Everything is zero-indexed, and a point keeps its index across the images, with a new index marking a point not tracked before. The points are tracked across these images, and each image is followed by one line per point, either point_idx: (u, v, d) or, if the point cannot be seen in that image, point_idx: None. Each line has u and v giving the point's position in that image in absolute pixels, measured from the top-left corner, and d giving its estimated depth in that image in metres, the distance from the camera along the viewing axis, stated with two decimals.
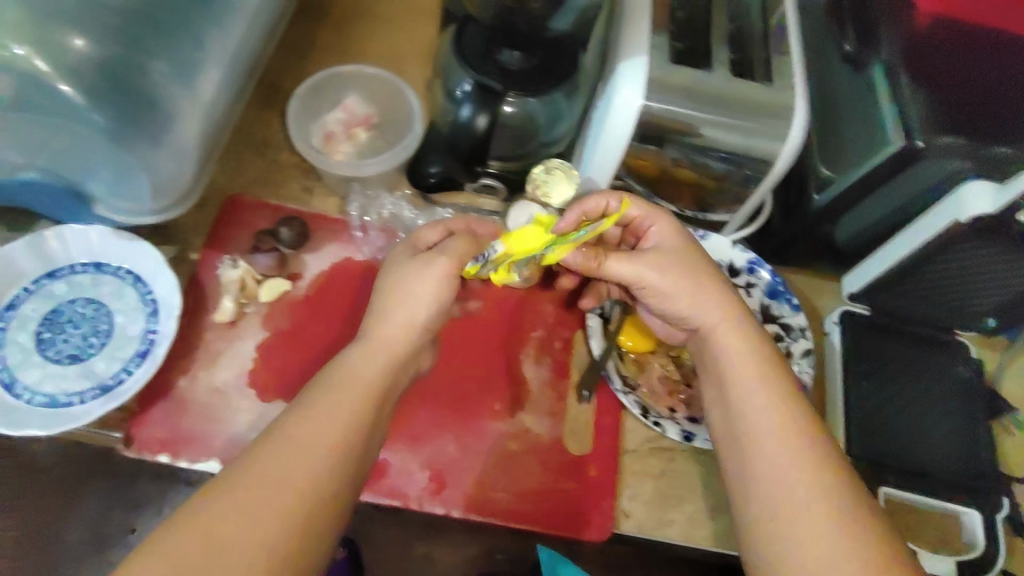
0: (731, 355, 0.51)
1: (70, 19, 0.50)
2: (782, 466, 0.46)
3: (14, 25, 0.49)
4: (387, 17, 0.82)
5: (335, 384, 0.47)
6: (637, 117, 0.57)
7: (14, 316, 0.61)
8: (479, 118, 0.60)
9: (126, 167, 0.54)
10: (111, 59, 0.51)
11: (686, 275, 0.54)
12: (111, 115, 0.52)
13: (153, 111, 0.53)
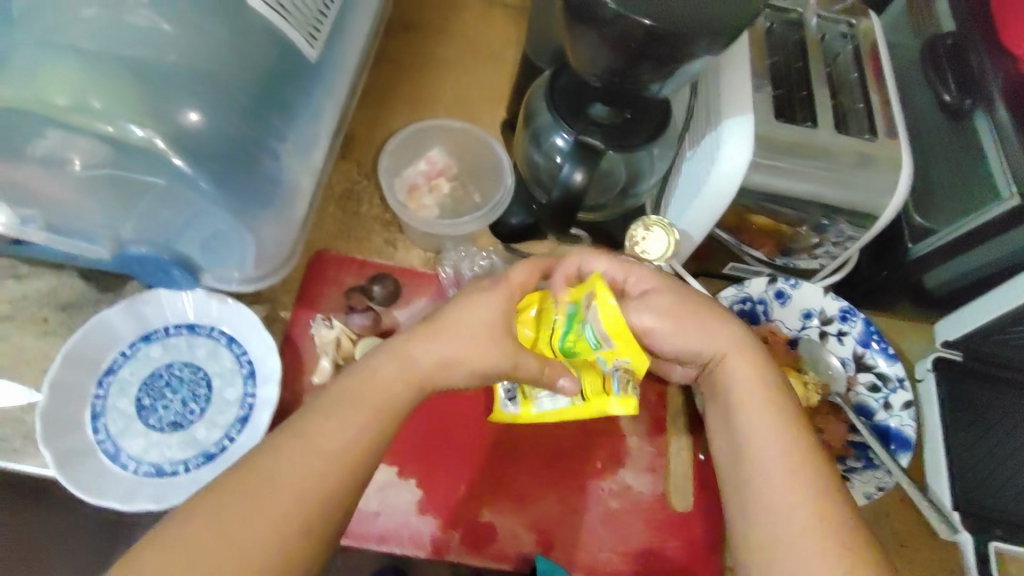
0: (740, 384, 0.49)
1: (183, 97, 0.50)
2: (778, 495, 0.44)
3: (127, 102, 0.49)
4: (455, 64, 0.85)
5: (349, 391, 0.45)
6: (744, 175, 0.57)
7: (113, 382, 0.60)
8: (577, 173, 0.61)
9: (235, 233, 0.55)
10: (223, 135, 0.52)
11: (689, 308, 0.51)
12: (225, 188, 0.52)
13: (258, 181, 0.54)
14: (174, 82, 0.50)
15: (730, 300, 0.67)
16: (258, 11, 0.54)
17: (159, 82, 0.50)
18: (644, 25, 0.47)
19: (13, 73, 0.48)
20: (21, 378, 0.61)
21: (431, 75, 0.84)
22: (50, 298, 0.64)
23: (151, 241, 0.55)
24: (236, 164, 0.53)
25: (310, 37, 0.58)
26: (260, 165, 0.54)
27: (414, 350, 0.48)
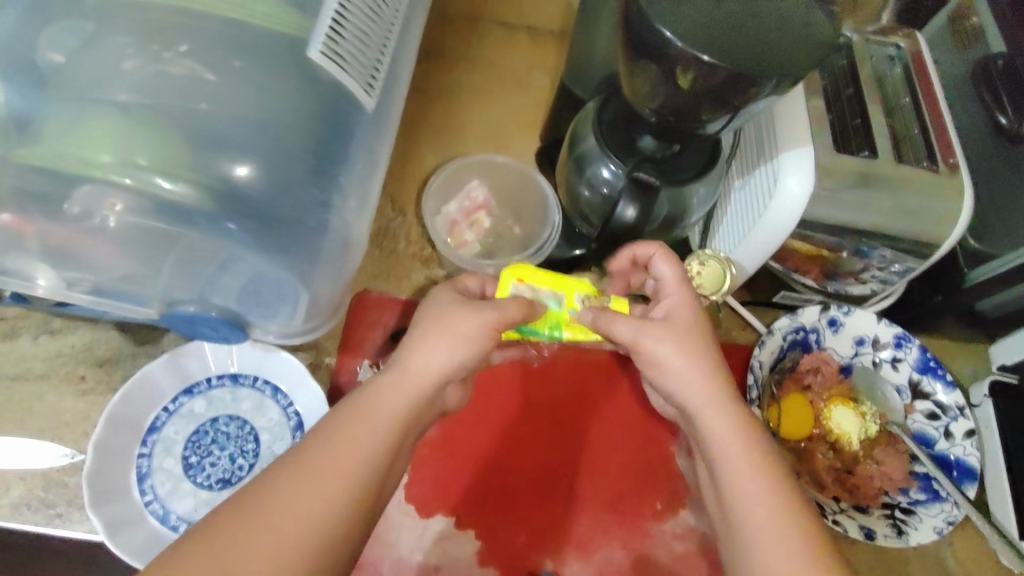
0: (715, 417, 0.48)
1: (231, 152, 0.48)
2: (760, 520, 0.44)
3: (174, 160, 0.47)
4: (486, 91, 0.84)
5: (357, 417, 0.45)
6: (802, 209, 0.56)
7: (158, 440, 0.58)
8: (628, 208, 0.59)
9: (285, 288, 0.53)
10: (273, 189, 0.49)
11: (684, 338, 0.51)
12: (274, 243, 0.50)
13: (313, 238, 0.52)
14: (224, 134, 0.49)
15: (783, 331, 0.65)
16: (318, 62, 0.52)
17: (206, 136, 0.48)
18: (706, 61, 0.47)
19: (56, 135, 0.47)
20: (61, 440, 0.59)
21: (459, 101, 0.83)
22: (86, 353, 0.62)
23: (200, 298, 0.52)
24: (291, 224, 0.50)
25: (367, 86, 0.56)
26: (316, 222, 0.52)
27: (419, 375, 0.47)
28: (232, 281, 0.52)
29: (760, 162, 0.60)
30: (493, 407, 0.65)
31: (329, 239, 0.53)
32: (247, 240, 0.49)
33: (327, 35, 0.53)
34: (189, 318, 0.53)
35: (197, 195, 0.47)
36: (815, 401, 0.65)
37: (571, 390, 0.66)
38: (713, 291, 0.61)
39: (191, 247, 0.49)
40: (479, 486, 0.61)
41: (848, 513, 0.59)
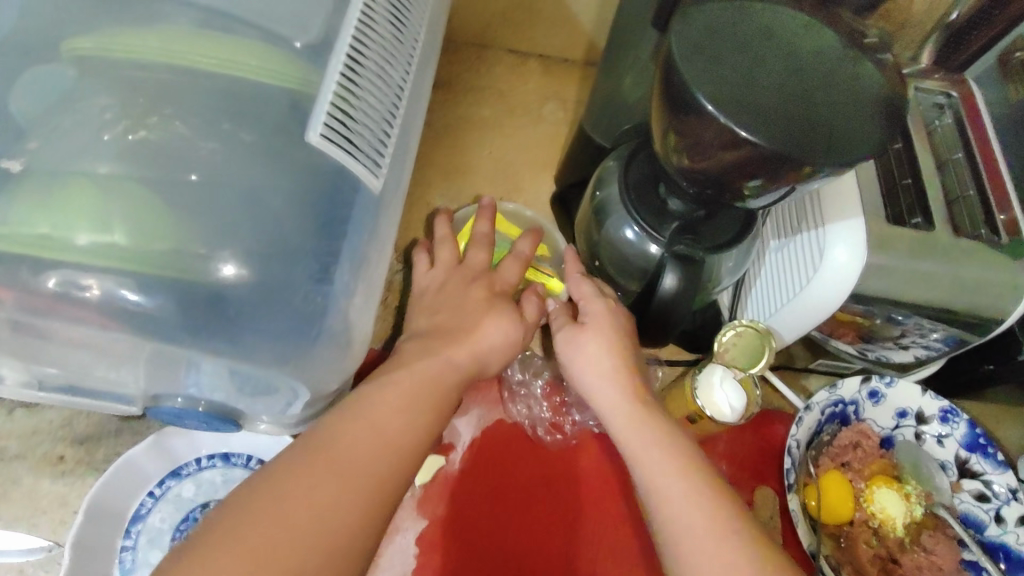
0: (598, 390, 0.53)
1: (224, 230, 0.44)
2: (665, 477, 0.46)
3: (154, 238, 0.42)
4: (498, 125, 0.78)
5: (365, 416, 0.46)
6: (855, 281, 0.52)
7: (142, 531, 0.54)
8: (668, 278, 0.54)
9: (281, 381, 0.47)
10: (271, 266, 0.44)
11: (600, 334, 0.54)
12: (266, 329, 0.45)
13: (319, 331, 0.47)
14: (213, 207, 0.44)
15: (821, 406, 0.60)
16: (319, 146, 0.46)
17: (195, 212, 0.43)
18: (743, 135, 0.42)
19: (20, 214, 0.41)
20: (37, 530, 0.54)
21: (469, 137, 0.77)
22: (65, 431, 0.57)
23: (184, 393, 0.48)
24: (300, 321, 0.46)
25: (378, 157, 0.50)
26: (317, 306, 0.46)
27: (417, 381, 0.49)
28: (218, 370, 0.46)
29: (798, 228, 0.56)
30: (507, 462, 0.61)
31: (332, 325, 0.47)
32: (241, 333, 0.44)
33: (331, 112, 0.47)
34: (180, 415, 0.49)
35: (189, 280, 0.42)
36: (854, 479, 0.60)
37: (587, 460, 0.62)
38: (755, 368, 0.55)
39: (167, 334, 0.43)
40: (487, 535, 0.58)
41: None
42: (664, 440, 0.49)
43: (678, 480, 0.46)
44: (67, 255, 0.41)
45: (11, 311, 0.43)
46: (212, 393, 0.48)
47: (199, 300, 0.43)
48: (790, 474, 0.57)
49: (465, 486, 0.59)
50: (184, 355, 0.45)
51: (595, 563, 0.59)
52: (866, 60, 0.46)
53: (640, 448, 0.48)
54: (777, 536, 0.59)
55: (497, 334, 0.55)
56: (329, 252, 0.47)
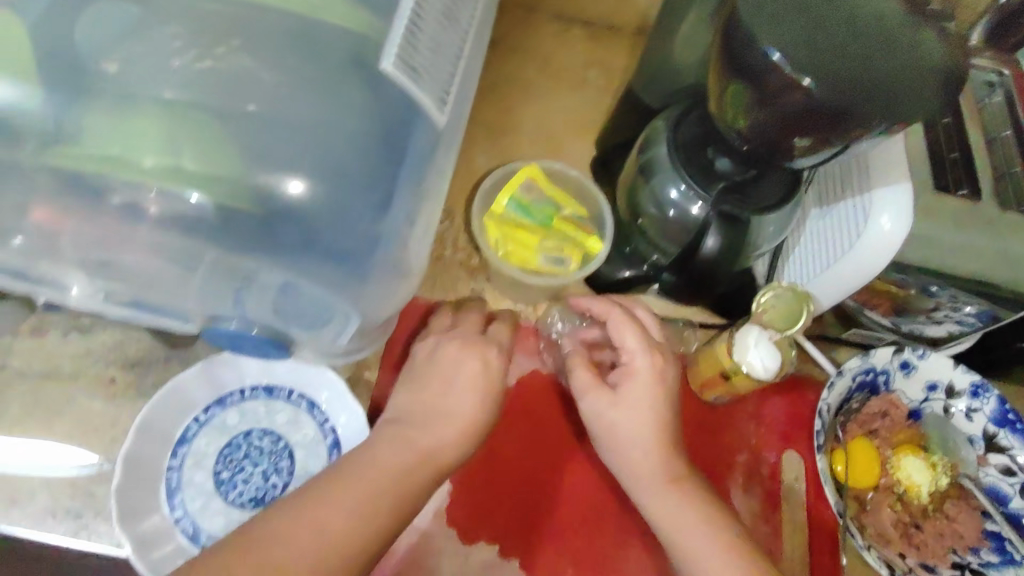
0: (628, 429, 0.52)
1: (291, 155, 0.44)
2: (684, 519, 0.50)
3: (225, 156, 0.43)
4: (543, 87, 0.79)
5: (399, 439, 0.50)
6: (896, 250, 0.52)
7: (188, 453, 0.56)
8: (709, 238, 0.55)
9: (336, 305, 0.49)
10: (333, 195, 0.45)
11: (642, 388, 0.52)
12: (326, 253, 0.46)
13: (373, 264, 0.48)
14: (277, 133, 0.45)
15: (853, 372, 0.60)
16: (391, 75, 0.47)
17: (262, 139, 0.44)
18: (807, 88, 0.43)
19: (92, 131, 0.42)
20: (88, 446, 0.56)
21: (512, 98, 0.78)
22: (116, 354, 0.59)
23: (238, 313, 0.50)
24: (354, 253, 0.47)
25: (444, 96, 0.50)
26: (372, 241, 0.47)
27: (451, 404, 0.52)
28: (271, 287, 0.47)
29: (841, 195, 0.56)
30: (541, 411, 0.62)
31: (383, 262, 0.49)
32: (300, 258, 0.46)
33: (403, 41, 0.47)
34: (234, 336, 0.50)
35: (252, 205, 0.44)
36: (881, 447, 0.61)
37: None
38: (791, 326, 0.55)
39: (227, 241, 0.45)
40: (520, 479, 0.59)
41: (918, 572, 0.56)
42: (694, 501, 0.51)
43: (696, 524, 0.50)
44: (139, 175, 0.42)
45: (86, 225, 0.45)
46: (260, 316, 0.50)
47: (263, 220, 0.44)
48: (819, 436, 0.58)
49: (500, 430, 0.60)
50: (242, 270, 0.46)
51: (624, 511, 0.59)
52: (933, 28, 0.46)
53: (680, 518, 0.50)
54: (802, 498, 0.60)
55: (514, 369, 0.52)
56: (385, 190, 0.48)
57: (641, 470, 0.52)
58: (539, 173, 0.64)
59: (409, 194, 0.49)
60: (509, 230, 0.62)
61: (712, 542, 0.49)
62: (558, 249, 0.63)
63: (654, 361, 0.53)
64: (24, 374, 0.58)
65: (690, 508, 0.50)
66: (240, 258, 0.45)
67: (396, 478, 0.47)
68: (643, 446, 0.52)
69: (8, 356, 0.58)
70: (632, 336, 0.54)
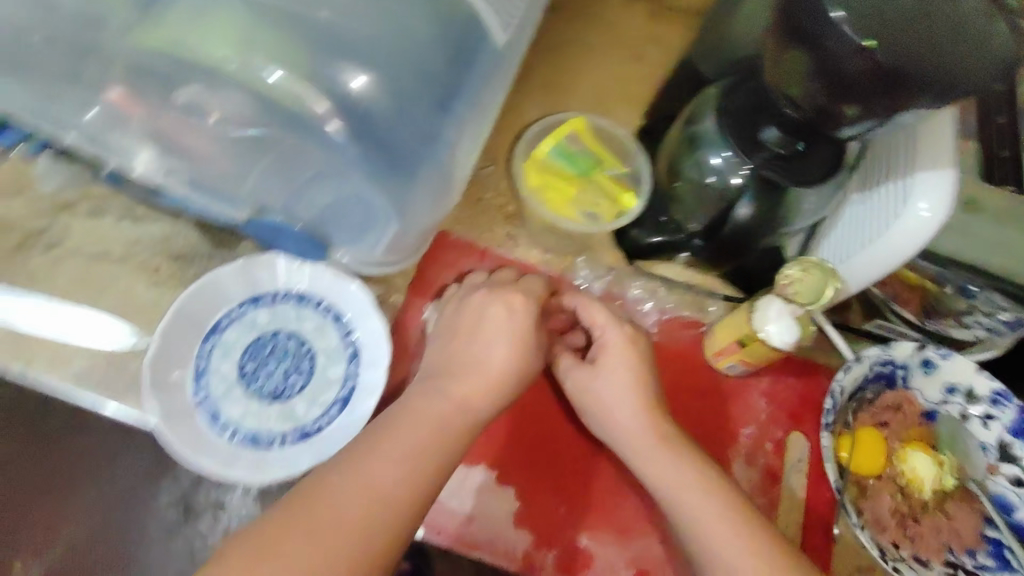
0: (617, 401, 0.54)
1: (356, 56, 0.46)
2: (692, 491, 0.49)
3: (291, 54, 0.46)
4: (601, 53, 0.80)
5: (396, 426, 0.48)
6: (930, 237, 0.52)
7: (218, 342, 0.58)
8: (742, 207, 0.59)
9: (381, 206, 0.52)
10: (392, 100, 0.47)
11: (623, 360, 0.54)
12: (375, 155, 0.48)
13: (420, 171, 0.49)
14: (346, 35, 0.46)
15: (871, 360, 0.60)
16: None
17: (324, 39, 0.46)
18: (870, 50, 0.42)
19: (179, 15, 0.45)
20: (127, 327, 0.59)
21: (568, 60, 0.79)
22: (164, 246, 0.62)
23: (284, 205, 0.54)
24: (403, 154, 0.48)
25: (506, 21, 0.51)
26: (416, 146, 0.48)
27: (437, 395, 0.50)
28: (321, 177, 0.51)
29: (886, 178, 0.56)
30: None
31: (429, 170, 0.49)
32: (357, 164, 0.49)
33: None
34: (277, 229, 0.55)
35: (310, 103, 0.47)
36: (889, 438, 0.61)
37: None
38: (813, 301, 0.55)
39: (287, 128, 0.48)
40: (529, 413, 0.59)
41: (909, 562, 0.55)
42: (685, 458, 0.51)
43: (702, 492, 0.49)
44: (216, 63, 0.46)
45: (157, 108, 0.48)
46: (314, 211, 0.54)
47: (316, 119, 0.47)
48: (828, 415, 0.58)
49: None
50: (298, 159, 0.51)
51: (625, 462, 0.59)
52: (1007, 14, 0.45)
53: (670, 471, 0.51)
54: (802, 477, 0.61)
55: (511, 350, 0.53)
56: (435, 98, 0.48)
57: (640, 445, 0.52)
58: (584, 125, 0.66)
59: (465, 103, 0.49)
60: (549, 175, 0.63)
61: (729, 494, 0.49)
62: (595, 201, 0.63)
63: (623, 328, 0.56)
64: (77, 251, 0.61)
65: (682, 462, 0.51)
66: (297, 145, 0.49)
67: (424, 437, 0.47)
68: (631, 415, 0.53)
69: (65, 233, 0.62)
70: (599, 310, 0.56)
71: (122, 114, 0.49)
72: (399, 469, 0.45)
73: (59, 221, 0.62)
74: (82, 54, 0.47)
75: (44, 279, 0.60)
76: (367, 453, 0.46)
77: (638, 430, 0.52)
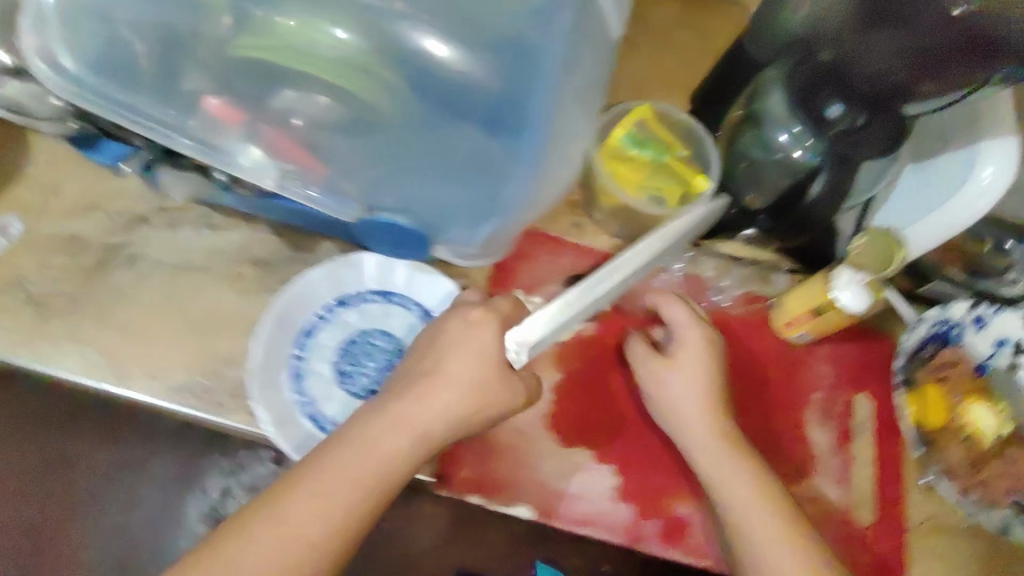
0: (688, 395, 0.56)
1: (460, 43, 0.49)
2: (755, 517, 0.52)
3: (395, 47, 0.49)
4: (644, 31, 0.79)
5: (355, 456, 0.48)
6: (998, 198, 0.54)
7: (313, 345, 0.60)
8: (815, 184, 0.61)
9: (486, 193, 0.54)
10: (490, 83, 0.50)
11: (704, 370, 0.57)
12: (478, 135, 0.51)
13: (523, 139, 0.51)
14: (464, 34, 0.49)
15: (930, 322, 0.65)
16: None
17: (440, 31, 0.49)
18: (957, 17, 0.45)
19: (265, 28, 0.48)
20: (214, 339, 0.60)
21: None
22: (243, 253, 0.63)
23: (395, 203, 0.56)
24: (505, 124, 0.51)
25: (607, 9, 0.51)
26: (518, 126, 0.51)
27: (408, 416, 0.50)
28: (433, 166, 0.53)
29: (941, 148, 0.59)
30: None
31: (529, 144, 0.51)
32: (438, 153, 0.52)
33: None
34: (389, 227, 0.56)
35: (384, 94, 0.50)
36: (950, 392, 0.64)
37: None
38: (888, 268, 0.59)
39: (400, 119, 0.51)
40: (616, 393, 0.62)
41: (976, 505, 0.61)
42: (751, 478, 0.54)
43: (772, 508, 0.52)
44: (306, 67, 0.49)
45: (260, 113, 0.51)
46: (401, 200, 0.55)
47: (442, 91, 0.50)
48: None
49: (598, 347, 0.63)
50: (418, 152, 0.53)
51: None
52: None
53: (758, 520, 0.52)
54: (869, 436, 0.65)
55: (473, 352, 0.53)
56: (528, 72, 0.50)
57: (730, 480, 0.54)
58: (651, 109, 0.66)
59: (559, 64, 0.50)
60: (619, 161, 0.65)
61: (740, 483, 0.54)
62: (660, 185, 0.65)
63: (704, 332, 0.58)
64: (160, 264, 0.62)
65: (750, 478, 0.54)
66: (408, 145, 0.52)
67: (370, 488, 0.47)
68: (717, 436, 0.55)
69: (144, 247, 0.62)
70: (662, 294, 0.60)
71: (221, 125, 0.52)
72: (320, 511, 0.45)
73: (137, 235, 0.62)
74: (180, 62, 0.50)
75: (130, 295, 0.60)
76: (278, 513, 0.45)
77: (721, 468, 0.54)
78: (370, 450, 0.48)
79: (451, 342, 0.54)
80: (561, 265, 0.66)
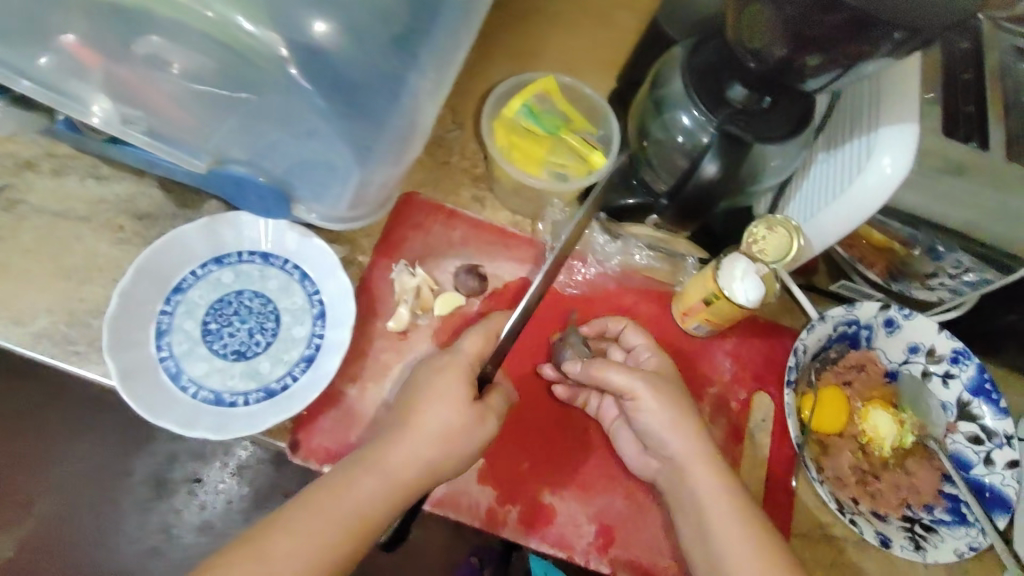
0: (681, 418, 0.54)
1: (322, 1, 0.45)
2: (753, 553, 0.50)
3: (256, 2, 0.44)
4: (577, 8, 0.77)
5: (341, 497, 0.48)
6: (892, 192, 0.51)
7: (181, 301, 0.58)
8: (709, 164, 0.56)
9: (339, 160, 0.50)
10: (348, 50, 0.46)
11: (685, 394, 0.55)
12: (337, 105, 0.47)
13: (381, 109, 0.47)
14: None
15: (836, 320, 0.60)
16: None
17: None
18: None
19: None
20: (82, 287, 0.58)
21: (530, 18, 0.75)
22: (127, 205, 0.62)
23: (246, 160, 0.50)
24: (369, 95, 0.47)
25: None
26: (380, 98, 0.47)
27: (394, 457, 0.50)
28: (290, 129, 0.48)
29: (851, 135, 0.55)
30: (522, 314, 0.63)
31: (398, 115, 0.48)
32: (296, 116, 0.47)
33: None
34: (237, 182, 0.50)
35: (258, 53, 0.45)
36: (852, 398, 0.61)
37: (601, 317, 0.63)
38: (774, 258, 0.57)
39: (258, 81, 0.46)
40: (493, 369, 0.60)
41: (865, 516, 0.57)
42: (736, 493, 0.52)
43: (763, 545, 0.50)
44: (183, 14, 0.44)
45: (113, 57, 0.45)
46: (249, 151, 0.49)
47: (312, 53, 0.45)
48: (790, 372, 0.58)
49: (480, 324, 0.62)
50: (280, 116, 0.47)
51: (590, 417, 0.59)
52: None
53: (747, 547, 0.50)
54: (766, 438, 0.61)
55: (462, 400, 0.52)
56: (397, 39, 0.46)
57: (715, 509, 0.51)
58: (551, 83, 0.65)
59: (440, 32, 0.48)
60: (517, 134, 0.63)
61: (735, 517, 0.51)
62: (562, 158, 0.63)
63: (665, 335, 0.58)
64: (39, 210, 0.60)
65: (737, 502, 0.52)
66: (266, 111, 0.47)
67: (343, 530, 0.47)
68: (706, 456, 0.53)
69: (26, 192, 0.61)
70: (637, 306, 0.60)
71: (79, 67, 0.45)
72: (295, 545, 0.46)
73: (20, 180, 0.61)
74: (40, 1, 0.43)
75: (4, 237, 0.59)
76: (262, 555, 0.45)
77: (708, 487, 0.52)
78: (350, 493, 0.48)
79: (439, 388, 0.53)
80: (455, 238, 0.64)
